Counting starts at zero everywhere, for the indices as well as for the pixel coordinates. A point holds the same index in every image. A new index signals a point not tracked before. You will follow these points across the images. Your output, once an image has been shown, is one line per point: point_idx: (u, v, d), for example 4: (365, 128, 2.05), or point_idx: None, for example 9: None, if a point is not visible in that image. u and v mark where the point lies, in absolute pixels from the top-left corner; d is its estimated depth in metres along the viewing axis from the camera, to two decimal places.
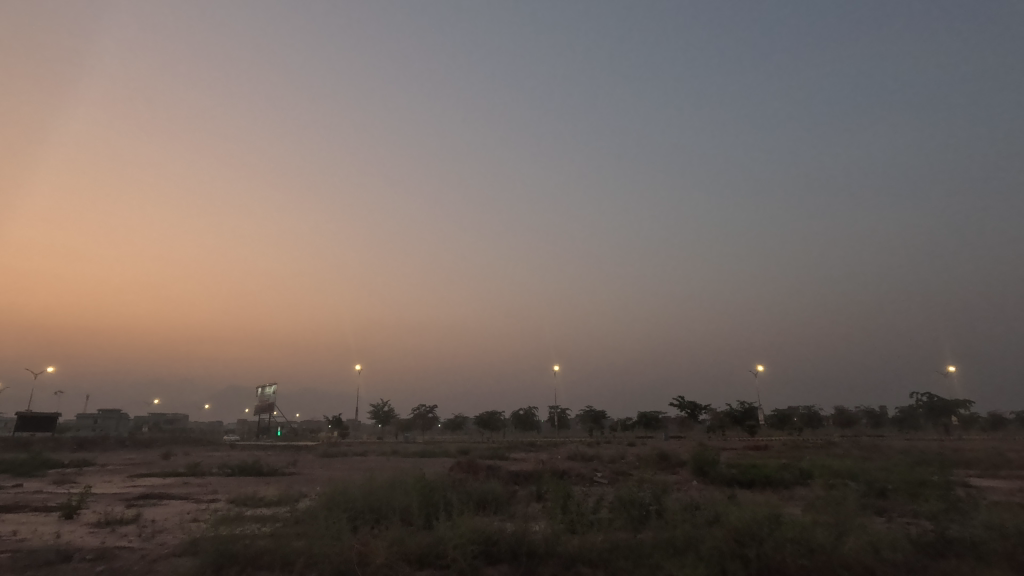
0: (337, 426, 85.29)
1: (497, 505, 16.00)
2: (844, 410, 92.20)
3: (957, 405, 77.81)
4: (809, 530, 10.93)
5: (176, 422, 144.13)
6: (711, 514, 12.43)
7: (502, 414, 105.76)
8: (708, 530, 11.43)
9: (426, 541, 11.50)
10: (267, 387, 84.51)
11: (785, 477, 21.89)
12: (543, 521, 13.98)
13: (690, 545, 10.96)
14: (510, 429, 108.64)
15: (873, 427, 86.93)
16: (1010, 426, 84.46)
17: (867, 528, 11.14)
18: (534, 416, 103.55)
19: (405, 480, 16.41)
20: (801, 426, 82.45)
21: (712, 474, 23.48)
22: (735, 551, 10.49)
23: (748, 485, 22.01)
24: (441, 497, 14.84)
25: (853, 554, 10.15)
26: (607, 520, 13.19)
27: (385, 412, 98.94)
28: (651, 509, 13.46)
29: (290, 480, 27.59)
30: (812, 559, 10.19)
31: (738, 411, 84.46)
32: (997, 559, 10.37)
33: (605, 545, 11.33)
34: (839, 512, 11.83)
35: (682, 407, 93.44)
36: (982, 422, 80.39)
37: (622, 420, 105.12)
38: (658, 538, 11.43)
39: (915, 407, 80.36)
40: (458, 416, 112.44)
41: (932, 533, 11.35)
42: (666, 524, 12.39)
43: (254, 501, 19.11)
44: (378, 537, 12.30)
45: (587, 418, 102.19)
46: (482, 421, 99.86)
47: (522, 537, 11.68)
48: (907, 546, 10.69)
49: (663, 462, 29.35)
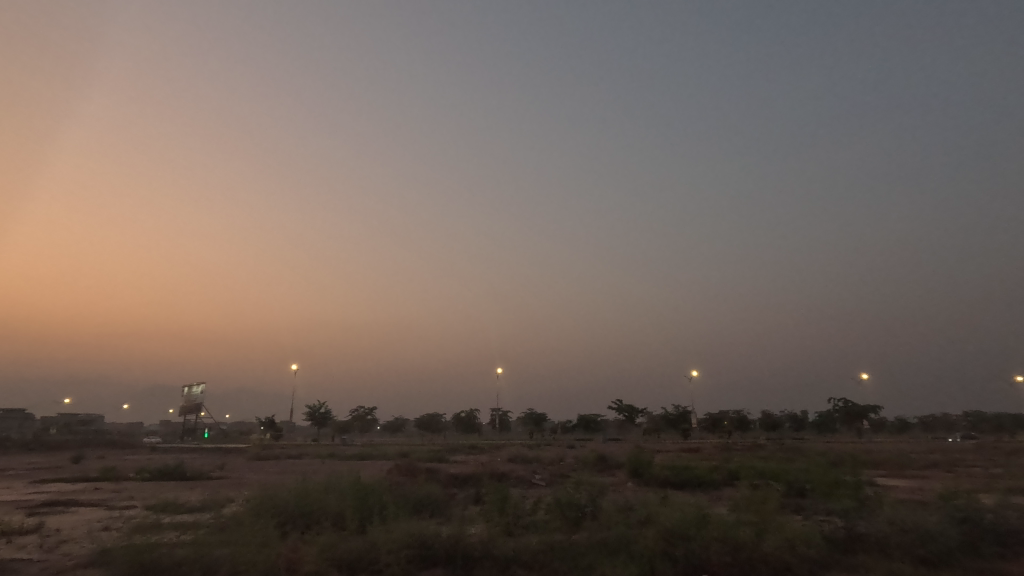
0: (270, 428, 81.78)
1: (434, 508, 15.83)
2: (770, 414, 97.07)
3: (869, 410, 83.80)
4: (734, 528, 11.40)
5: (89, 422, 135.09)
6: (643, 515, 12.80)
7: (443, 417, 105.00)
8: (641, 531, 11.74)
9: (359, 545, 11.19)
10: (194, 385, 79.92)
11: (715, 478, 22.91)
12: (479, 523, 13.94)
13: (622, 545, 11.24)
14: (451, 432, 108.11)
15: (796, 430, 92.28)
16: (914, 429, 91.96)
17: (786, 525, 11.76)
18: (475, 418, 103.53)
19: (341, 483, 15.93)
20: (731, 429, 86.43)
21: (647, 475, 24.21)
22: (664, 550, 10.86)
23: (680, 486, 22.84)
24: (378, 500, 14.48)
25: (773, 551, 10.69)
26: (543, 522, 13.30)
27: (322, 413, 95.74)
28: (587, 511, 13.72)
29: (217, 484, 26.23)
30: (736, 557, 10.68)
31: (673, 414, 87.79)
32: (897, 556, 11.28)
33: (540, 546, 11.41)
34: (761, 512, 12.42)
35: (620, 410, 96.24)
36: (890, 426, 87.06)
37: (562, 423, 106.68)
38: (591, 538, 11.66)
39: (831, 411, 85.91)
40: (398, 419, 110.47)
41: (843, 528, 12.13)
42: (600, 525, 12.65)
43: (175, 506, 18.01)
44: (309, 543, 11.90)
45: (528, 421, 103.12)
46: (423, 424, 98.69)
47: (458, 540, 11.55)
48: (820, 542, 11.40)
49: (600, 464, 29.93)
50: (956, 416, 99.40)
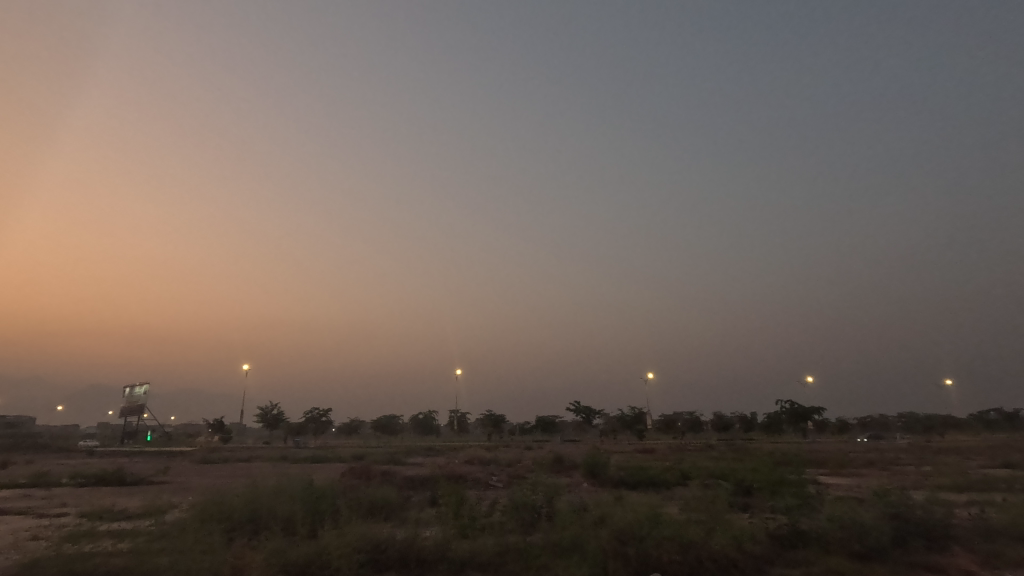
0: (219, 430, 78.76)
1: (388, 511, 15.59)
2: (722, 415, 100.22)
3: (813, 411, 87.61)
4: (684, 528, 11.65)
5: (18, 424, 127.07)
6: (597, 515, 12.97)
7: (400, 419, 103.67)
8: (594, 530, 11.88)
9: (308, 551, 10.87)
10: (136, 386, 76.12)
11: (668, 478, 23.46)
12: (435, 526, 13.81)
13: (576, 545, 11.37)
14: (409, 433, 106.82)
15: (745, 431, 95.53)
16: (854, 430, 96.69)
17: (733, 524, 12.13)
18: (433, 420, 102.77)
19: (291, 486, 15.47)
20: (684, 430, 88.80)
21: (602, 476, 24.57)
22: (617, 549, 11.06)
23: (633, 486, 23.26)
24: (330, 502, 14.15)
25: (721, 548, 11.01)
26: (498, 524, 13.25)
27: (274, 415, 92.92)
28: (542, 512, 13.81)
29: (158, 490, 25.01)
30: (685, 556, 10.95)
31: (629, 416, 89.57)
32: (835, 554, 11.82)
33: (495, 548, 11.37)
34: (710, 511, 12.78)
35: (578, 412, 97.45)
36: (832, 427, 91.30)
37: (520, 424, 107.15)
38: (546, 540, 11.70)
39: (778, 413, 89.39)
40: (354, 420, 108.36)
41: (785, 524, 12.63)
42: (555, 526, 12.74)
43: (111, 513, 17.09)
44: (256, 549, 11.53)
45: (487, 422, 103.04)
46: (379, 425, 97.15)
47: (412, 543, 11.39)
48: (764, 539, 11.84)
49: (557, 466, 30.17)
50: (891, 416, 105.02)
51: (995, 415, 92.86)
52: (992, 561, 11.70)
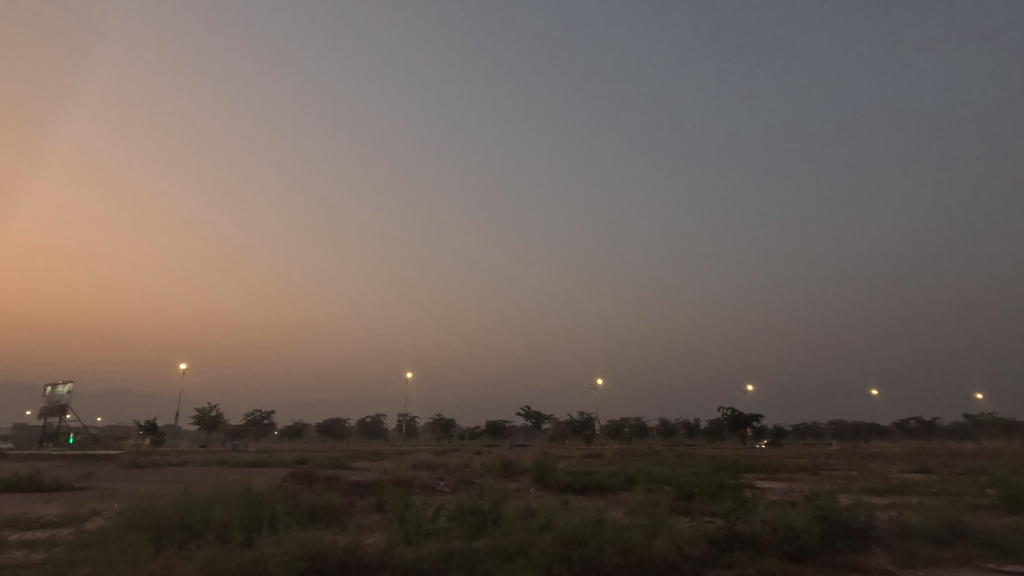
0: (151, 432, 74.56)
1: (330, 518, 15.14)
2: (667, 422, 103.18)
3: (752, 418, 91.42)
4: (627, 531, 11.91)
5: None
6: (543, 519, 13.08)
7: (347, 422, 101.34)
8: (540, 536, 11.94)
9: (243, 559, 10.43)
10: (58, 385, 71.08)
11: (613, 483, 23.86)
12: (379, 532, 13.53)
13: (521, 551, 11.40)
14: (355, 437, 104.70)
15: (688, 437, 98.75)
16: (788, 437, 101.47)
17: (673, 527, 12.48)
18: (381, 423, 101.11)
19: (227, 492, 14.80)
20: (631, 435, 90.97)
21: (550, 481, 24.74)
22: (562, 553, 11.16)
23: (580, 491, 23.54)
24: (269, 507, 13.65)
25: (661, 552, 11.31)
26: (444, 530, 13.10)
27: (213, 417, 88.82)
28: (489, 518, 13.75)
29: (80, 496, 23.39)
30: (627, 558, 11.18)
31: (578, 421, 91.02)
32: (768, 555, 12.36)
33: (439, 554, 11.24)
34: (653, 514, 13.10)
35: (527, 416, 98.07)
36: (769, 433, 95.54)
37: (470, 429, 106.90)
38: (491, 545, 11.67)
39: (720, 420, 92.83)
40: (298, 422, 105.04)
41: (723, 527, 13.09)
42: (501, 531, 12.74)
43: (25, 522, 15.85)
44: (187, 559, 10.99)
45: (436, 426, 102.20)
46: (324, 429, 94.45)
47: (355, 550, 11.12)
48: (702, 542, 12.24)
49: (505, 470, 30.21)
50: (822, 424, 110.68)
51: (914, 423, 99.47)
52: (907, 561, 12.53)
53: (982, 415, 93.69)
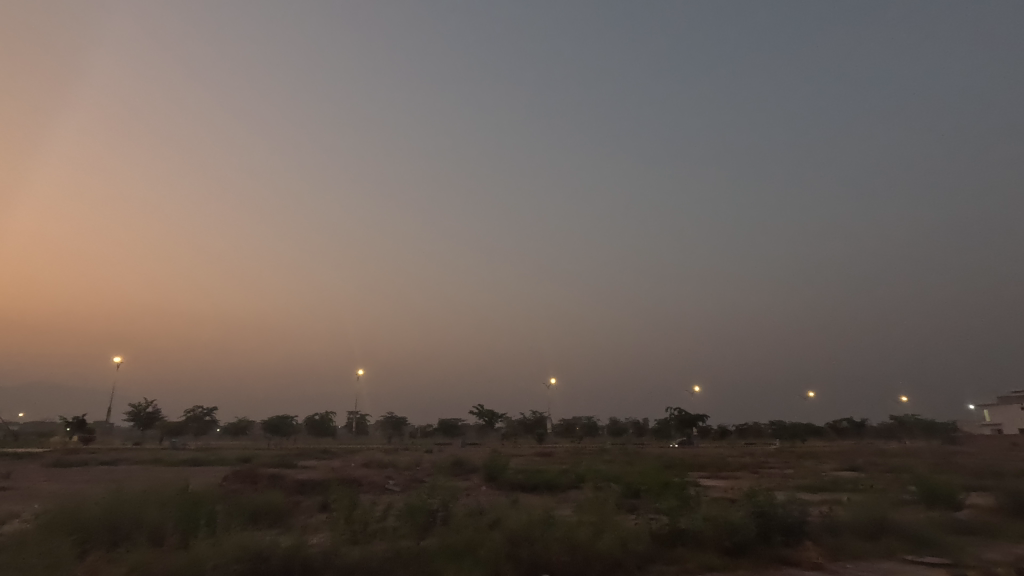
0: (80, 429, 70.14)
1: (273, 518, 14.66)
2: (617, 421, 105.40)
3: (698, 418, 94.55)
4: (575, 529, 12.08)
5: None
6: (492, 518, 13.08)
7: (294, 419, 98.46)
8: (488, 534, 11.93)
9: (177, 561, 9.98)
10: None
11: (563, 482, 24.12)
12: (324, 532, 13.17)
13: (470, 550, 11.37)
14: (302, 434, 101.79)
15: (637, 436, 101.23)
16: (731, 436, 105.53)
17: (620, 525, 12.74)
18: (330, 421, 98.77)
19: (162, 492, 14.07)
20: (581, 434, 92.35)
21: (500, 479, 24.80)
22: (510, 552, 11.21)
23: (530, 489, 23.70)
24: (208, 507, 13.08)
25: (607, 549, 11.53)
26: (392, 529, 12.93)
27: (148, 413, 84.36)
28: (438, 517, 13.64)
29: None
30: (574, 556, 11.32)
31: (530, 420, 91.76)
32: (708, 550, 12.81)
33: (385, 553, 11.04)
34: (600, 512, 13.34)
35: (480, 415, 98.12)
36: (713, 432, 99.04)
37: (422, 427, 105.89)
38: (439, 544, 11.59)
39: (668, 419, 95.52)
40: (243, 419, 101.38)
41: (667, 524, 13.48)
42: (449, 530, 12.67)
43: None
44: (115, 563, 10.37)
45: (388, 424, 100.80)
46: (270, 426, 91.36)
47: (297, 550, 10.81)
48: (647, 538, 12.55)
49: (456, 469, 30.09)
50: (763, 424, 115.52)
51: (846, 423, 105.33)
52: (836, 553, 13.24)
53: (906, 416, 100.32)
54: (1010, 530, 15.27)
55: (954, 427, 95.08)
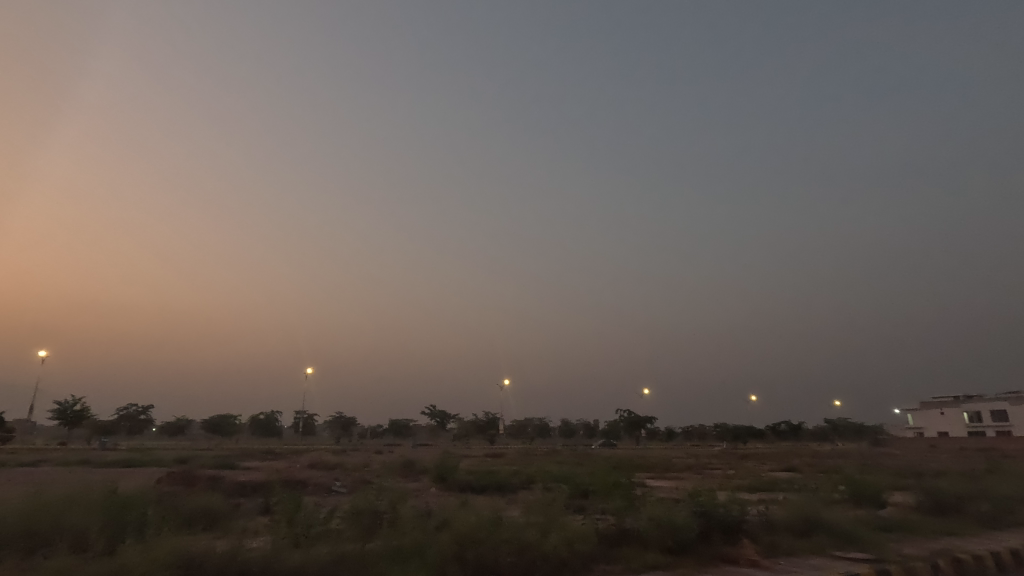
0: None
1: (211, 522, 14.06)
2: (568, 423, 106.77)
3: (647, 420, 96.92)
4: (522, 530, 12.12)
5: None
6: (440, 520, 12.96)
7: (237, 419, 94.82)
8: (435, 536, 11.83)
9: (101, 569, 9.40)
10: None
11: (513, 483, 24.19)
12: (265, 536, 12.72)
13: (416, 552, 11.24)
14: (245, 434, 98.09)
15: (588, 437, 102.87)
16: (678, 437, 108.78)
17: (567, 525, 12.88)
18: (276, 420, 95.68)
19: (88, 495, 13.25)
20: (533, 435, 93.16)
21: (450, 481, 24.61)
22: (457, 554, 11.14)
23: (480, 490, 23.64)
24: (139, 510, 12.42)
25: (553, 549, 11.63)
26: (336, 532, 12.64)
27: (76, 411, 79.30)
28: (385, 519, 13.37)
29: None
30: (521, 557, 11.35)
31: (482, 420, 91.97)
32: (651, 549, 13.14)
33: (329, 557, 10.76)
34: (548, 512, 13.45)
35: (432, 415, 97.35)
36: (661, 434, 101.78)
37: (372, 428, 104.06)
38: (385, 546, 11.39)
39: (618, 421, 97.46)
40: (182, 419, 96.99)
41: (613, 524, 13.75)
42: (396, 532, 12.49)
43: None
44: (31, 572, 9.66)
45: (337, 425, 98.52)
46: (211, 426, 87.66)
47: (234, 555, 10.41)
48: (593, 539, 12.75)
49: (406, 470, 29.76)
50: (707, 426, 119.39)
51: (784, 426, 110.29)
52: (770, 551, 13.82)
53: (838, 419, 105.95)
54: (927, 527, 16.36)
55: (881, 430, 101.06)
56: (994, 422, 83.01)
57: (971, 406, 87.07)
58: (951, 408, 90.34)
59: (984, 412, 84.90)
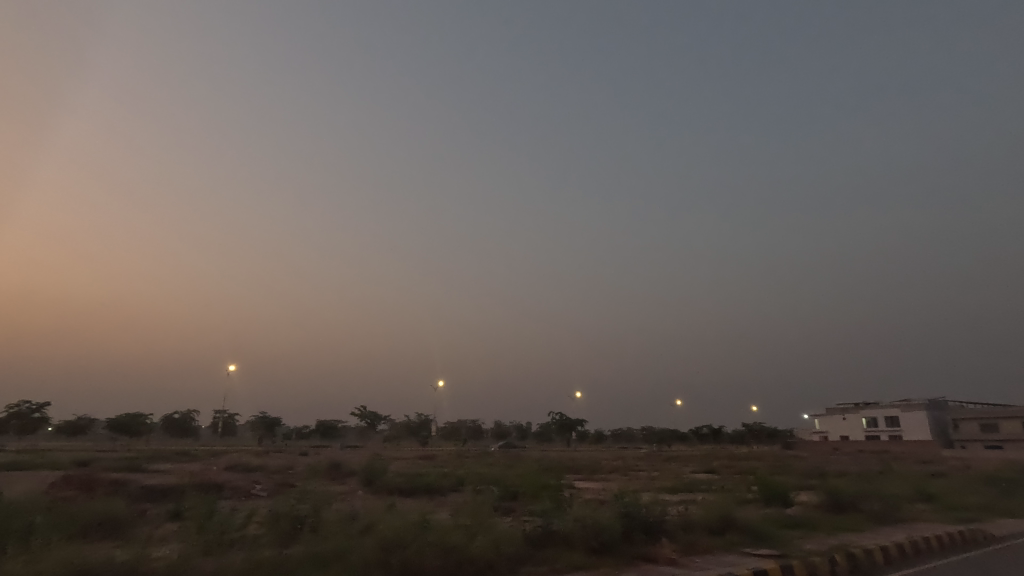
0: None
1: (111, 531, 12.96)
2: (501, 425, 107.34)
3: (578, 423, 99.21)
4: (449, 533, 12.00)
5: None
6: (365, 523, 12.64)
7: (147, 418, 88.47)
8: (359, 540, 11.52)
9: None
10: None
11: (443, 485, 24.00)
12: (173, 544, 11.88)
13: (338, 557, 10.88)
14: (156, 434, 91.66)
15: (520, 439, 103.82)
16: (607, 440, 111.82)
17: (495, 527, 12.90)
18: (192, 420, 90.10)
19: None
20: (465, 437, 93.07)
21: (378, 483, 24.06)
22: (381, 558, 10.91)
23: (409, 492, 23.27)
24: (26, 520, 11.25)
25: (479, 552, 11.59)
26: (253, 538, 12.04)
27: None
28: (306, 524, 12.85)
29: None
30: (446, 560, 11.24)
31: (415, 422, 91.01)
32: (576, 549, 13.39)
33: (244, 565, 10.19)
34: (476, 515, 13.41)
35: (362, 417, 95.01)
36: (590, 437, 104.34)
37: (298, 429, 100.18)
38: (306, 552, 10.95)
39: (550, 424, 99.05)
40: (85, 417, 89.48)
41: (540, 526, 13.92)
42: (318, 537, 12.04)
43: None
44: None
45: (260, 425, 94.18)
46: (117, 426, 81.33)
47: (136, 564, 9.66)
48: (520, 540, 12.85)
49: (332, 472, 28.77)
50: (635, 429, 123.47)
51: (705, 429, 116.03)
52: (688, 549, 14.46)
53: (754, 424, 112.52)
54: (827, 524, 17.66)
55: (791, 434, 108.40)
56: (887, 426, 90.98)
57: (869, 412, 95.04)
58: (852, 413, 98.15)
59: (879, 417, 92.86)
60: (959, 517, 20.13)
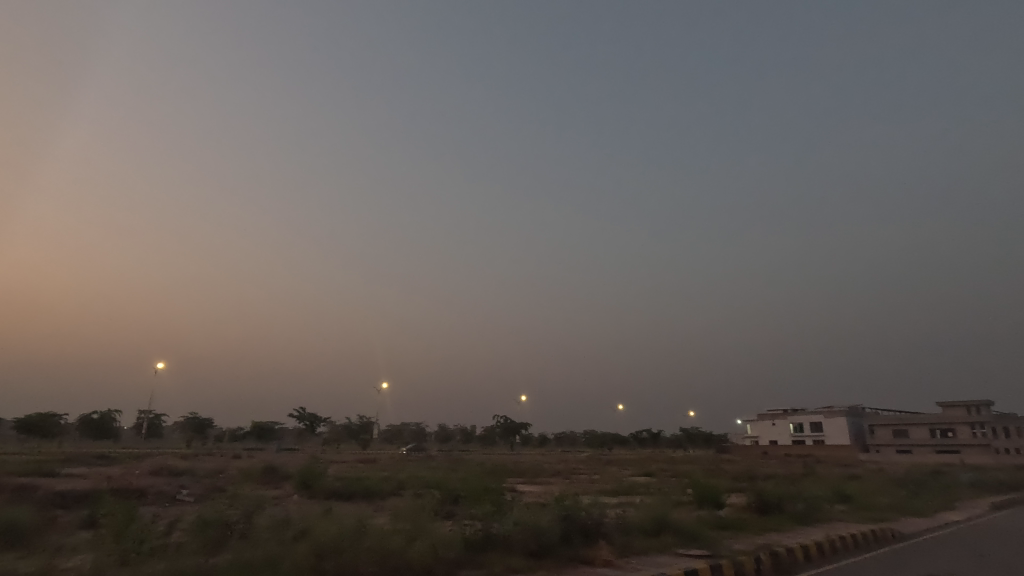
0: None
1: (14, 543, 11.88)
2: (445, 428, 106.40)
3: (522, 426, 99.82)
4: (386, 538, 11.80)
5: None
6: (299, 529, 12.27)
7: (62, 418, 82.04)
8: (291, 547, 11.13)
9: None
10: None
11: (383, 489, 23.53)
12: (86, 554, 11.05)
13: (269, 564, 10.45)
14: (72, 436, 85.06)
15: (463, 443, 103.30)
16: (550, 443, 112.99)
17: (434, 532, 12.77)
18: (113, 421, 84.30)
19: None
20: (408, 441, 91.64)
21: (315, 487, 23.27)
22: (315, 565, 10.59)
23: (348, 496, 22.67)
24: None
25: (416, 556, 11.45)
26: (175, 547, 11.39)
27: None
28: (235, 530, 12.29)
29: None
30: (382, 566, 11.03)
31: (356, 424, 88.87)
32: (515, 552, 13.44)
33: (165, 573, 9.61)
34: (415, 519, 13.22)
35: (301, 418, 91.88)
36: (534, 440, 105.14)
37: (231, 430, 95.73)
38: (234, 560, 10.45)
39: (494, 427, 99.10)
40: None
41: (480, 530, 13.90)
42: (247, 545, 11.54)
43: None
44: None
45: (190, 426, 89.31)
46: (26, 427, 74.97)
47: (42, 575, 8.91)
48: (459, 544, 12.78)
49: (266, 476, 27.61)
50: (577, 433, 125.28)
51: (645, 433, 119.31)
52: (623, 550, 14.81)
53: (691, 428, 116.70)
54: (753, 525, 18.53)
55: (724, 438, 113.13)
56: (812, 431, 96.45)
57: (796, 417, 100.49)
58: (781, 419, 103.45)
59: (805, 423, 98.32)
60: (870, 516, 21.62)
